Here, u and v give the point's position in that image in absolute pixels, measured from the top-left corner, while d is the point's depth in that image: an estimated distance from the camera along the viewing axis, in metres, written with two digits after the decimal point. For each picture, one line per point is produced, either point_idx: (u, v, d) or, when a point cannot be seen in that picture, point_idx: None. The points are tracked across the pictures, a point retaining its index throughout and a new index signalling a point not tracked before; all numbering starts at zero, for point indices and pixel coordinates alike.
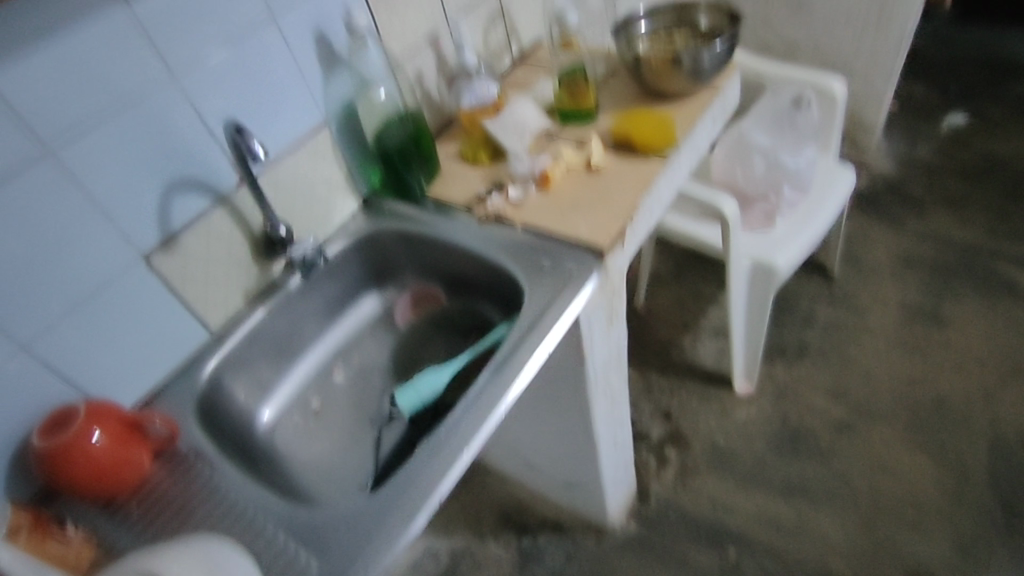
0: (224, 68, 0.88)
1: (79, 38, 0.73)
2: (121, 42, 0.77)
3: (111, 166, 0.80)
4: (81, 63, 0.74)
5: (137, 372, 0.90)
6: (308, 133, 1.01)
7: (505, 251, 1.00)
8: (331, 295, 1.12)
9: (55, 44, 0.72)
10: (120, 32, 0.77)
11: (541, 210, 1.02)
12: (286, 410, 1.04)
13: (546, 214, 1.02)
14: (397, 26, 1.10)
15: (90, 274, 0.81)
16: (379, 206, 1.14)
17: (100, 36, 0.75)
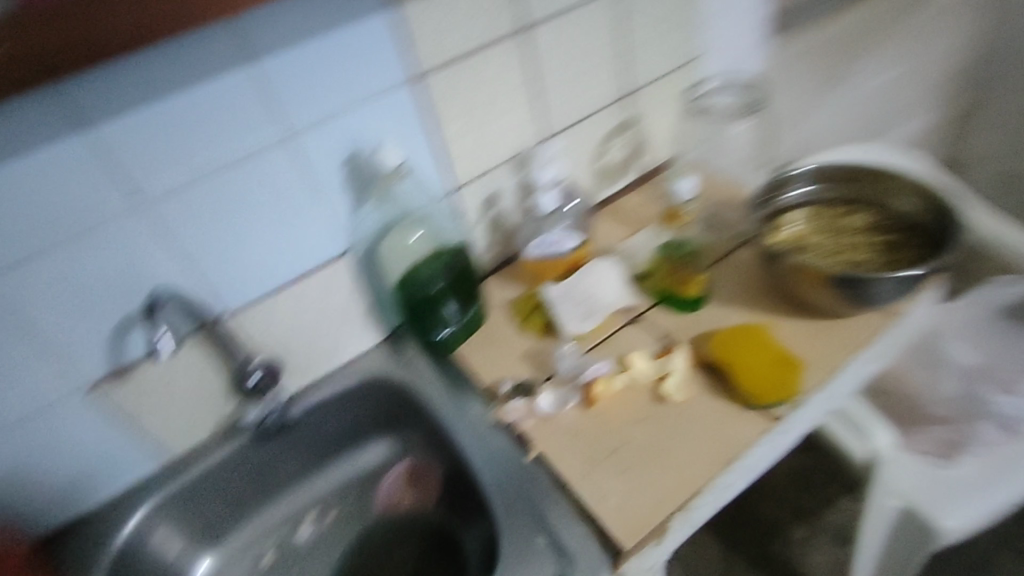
0: (213, 193, 0.72)
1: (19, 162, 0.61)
2: (75, 166, 0.63)
3: (52, 297, 0.68)
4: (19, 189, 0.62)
5: (65, 499, 0.80)
6: (320, 263, 0.84)
7: (504, 483, 0.75)
8: (323, 437, 0.94)
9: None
10: (75, 155, 0.63)
11: (568, 441, 0.75)
12: (235, 559, 0.90)
13: (572, 449, 0.74)
14: (470, 144, 0.87)
15: (16, 402, 0.71)
16: (400, 346, 0.95)
17: (48, 160, 0.62)
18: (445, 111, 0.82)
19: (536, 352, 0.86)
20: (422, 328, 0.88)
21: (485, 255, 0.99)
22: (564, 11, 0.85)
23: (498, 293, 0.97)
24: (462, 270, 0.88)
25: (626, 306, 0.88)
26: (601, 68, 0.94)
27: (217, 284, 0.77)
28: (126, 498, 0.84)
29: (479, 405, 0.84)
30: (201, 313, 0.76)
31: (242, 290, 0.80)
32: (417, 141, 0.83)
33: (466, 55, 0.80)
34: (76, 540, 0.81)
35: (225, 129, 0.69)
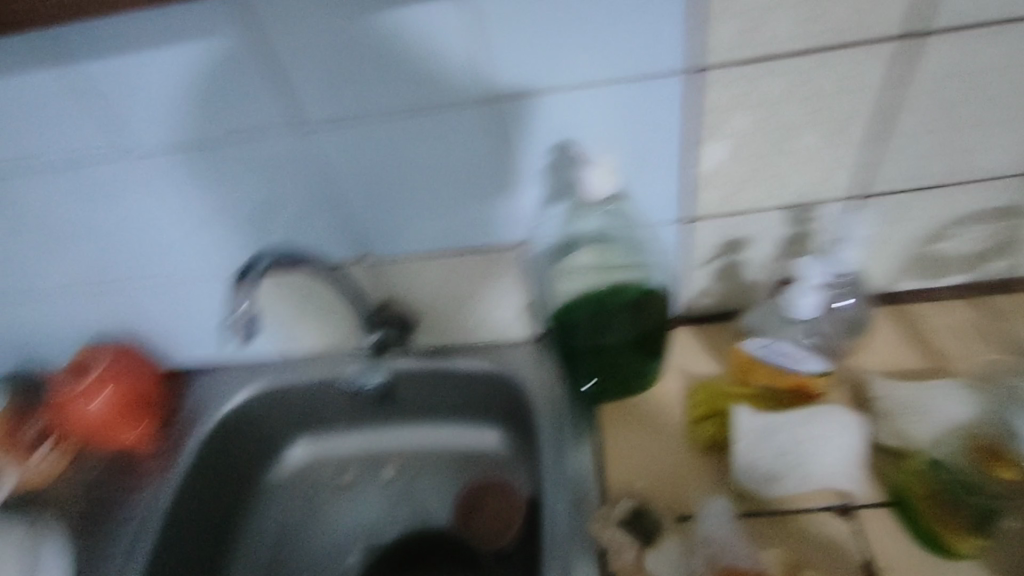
0: (379, 135, 0.59)
1: (190, 50, 0.54)
2: (240, 68, 0.55)
3: (211, 187, 0.64)
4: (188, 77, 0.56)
5: (203, 348, 0.85)
6: (486, 246, 0.68)
7: None
8: (441, 399, 0.84)
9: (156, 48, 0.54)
10: (242, 56, 0.55)
11: None
12: (324, 460, 0.89)
13: None
14: (735, 172, 0.60)
15: (171, 262, 0.73)
16: (549, 356, 0.78)
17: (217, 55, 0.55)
18: (715, 121, 0.57)
19: (686, 476, 0.64)
20: (572, 368, 0.70)
21: (697, 303, 0.74)
22: (991, 25, 0.51)
23: (689, 361, 0.73)
24: (649, 325, 0.67)
25: (841, 489, 0.59)
26: (1010, 124, 0.57)
27: (367, 228, 0.67)
28: (253, 369, 0.86)
29: (589, 494, 0.65)
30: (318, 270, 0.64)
31: (392, 243, 0.69)
32: (661, 148, 0.59)
33: (777, 56, 0.53)
34: (205, 384, 0.86)
35: (406, 67, 0.54)
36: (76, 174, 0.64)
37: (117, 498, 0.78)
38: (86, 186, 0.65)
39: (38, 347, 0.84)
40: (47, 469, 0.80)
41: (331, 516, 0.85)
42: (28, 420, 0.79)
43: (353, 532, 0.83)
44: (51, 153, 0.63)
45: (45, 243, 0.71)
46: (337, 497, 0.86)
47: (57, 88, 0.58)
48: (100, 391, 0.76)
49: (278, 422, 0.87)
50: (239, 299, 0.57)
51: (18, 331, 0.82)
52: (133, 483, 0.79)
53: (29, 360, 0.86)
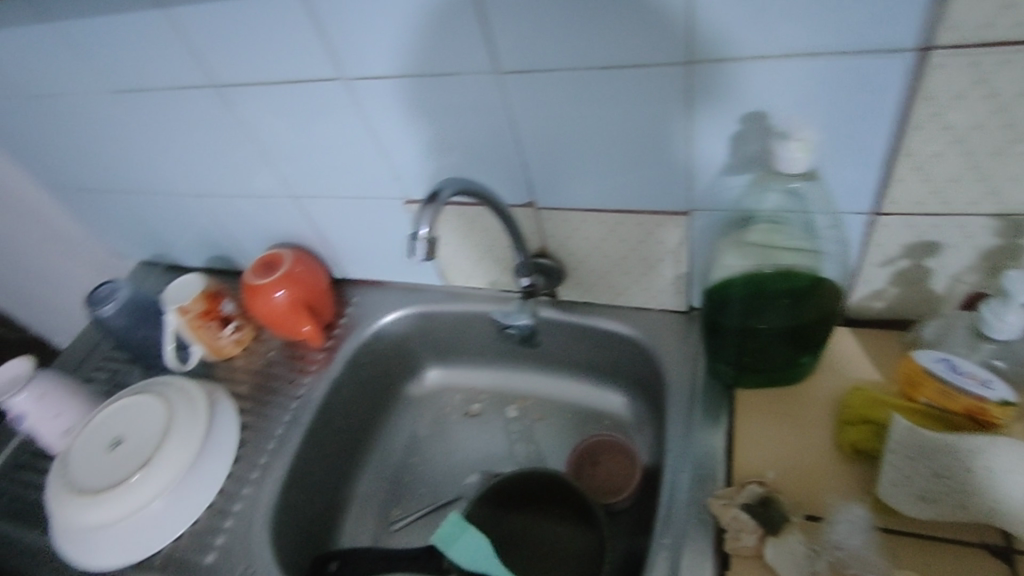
0: (569, 87, 0.60)
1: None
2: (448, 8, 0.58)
3: (404, 118, 0.69)
4: (398, 14, 0.60)
5: (370, 266, 0.93)
6: (652, 209, 0.68)
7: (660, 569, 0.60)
8: (576, 355, 0.87)
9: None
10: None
11: None
12: (457, 387, 0.96)
13: None
14: (947, 170, 0.55)
15: (358, 183, 0.80)
16: (691, 331, 0.77)
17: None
18: (936, 109, 0.51)
19: (822, 476, 0.62)
20: (716, 346, 0.69)
21: (866, 303, 0.69)
22: None
23: (845, 362, 0.69)
24: (815, 316, 0.63)
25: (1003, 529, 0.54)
26: None
27: (538, 176, 0.70)
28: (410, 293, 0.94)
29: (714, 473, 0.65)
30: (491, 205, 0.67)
31: (559, 194, 0.70)
32: (864, 133, 0.55)
33: None
34: (367, 297, 0.95)
35: (607, 22, 0.54)
36: (290, 93, 0.71)
37: (283, 381, 0.88)
38: (296, 106, 0.73)
39: (239, 241, 0.98)
40: (228, 346, 0.90)
41: (456, 438, 0.92)
42: (221, 301, 0.89)
43: (473, 458, 0.89)
44: (272, 74, 0.70)
45: (257, 152, 0.81)
46: (463, 423, 0.93)
47: (286, 17, 0.63)
48: (286, 288, 0.86)
49: (423, 344, 0.95)
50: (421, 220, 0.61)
51: (226, 225, 0.96)
52: (298, 371, 0.89)
53: (232, 250, 1.00)
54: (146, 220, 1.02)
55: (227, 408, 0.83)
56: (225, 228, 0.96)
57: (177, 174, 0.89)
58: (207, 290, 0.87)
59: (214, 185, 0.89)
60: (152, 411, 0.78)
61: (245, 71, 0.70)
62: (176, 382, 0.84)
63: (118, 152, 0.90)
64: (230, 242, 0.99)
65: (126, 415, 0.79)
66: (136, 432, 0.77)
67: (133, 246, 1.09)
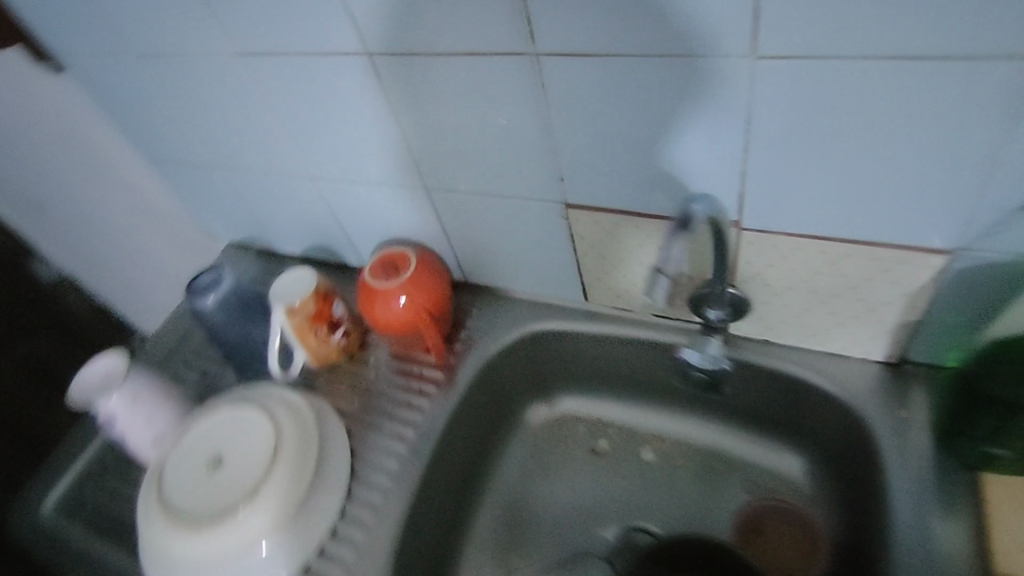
0: (842, 85, 0.45)
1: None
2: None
3: (593, 109, 0.56)
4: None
5: (498, 273, 0.81)
6: (902, 245, 0.53)
7: None
8: (739, 398, 0.74)
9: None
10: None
11: None
12: (582, 417, 0.84)
13: None
14: None
15: (509, 181, 0.67)
16: (904, 391, 0.63)
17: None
18: None
19: None
20: (966, 421, 0.56)
21: None
22: None
23: None
24: None
25: None
26: None
27: (754, 193, 0.55)
28: (542, 308, 0.82)
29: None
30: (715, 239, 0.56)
31: (780, 217, 0.56)
32: None
33: None
34: (491, 307, 0.84)
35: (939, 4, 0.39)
36: (452, 71, 0.59)
37: (395, 397, 0.78)
38: (459, 84, 0.60)
39: (350, 231, 0.87)
40: (336, 352, 0.80)
41: (585, 479, 0.80)
42: (334, 302, 0.79)
43: (605, 503, 0.78)
44: (438, 43, 0.57)
45: (395, 134, 0.69)
46: (589, 460, 0.81)
47: None
48: (410, 294, 0.74)
49: (549, 365, 0.83)
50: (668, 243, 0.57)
51: (338, 213, 0.85)
52: (412, 387, 0.78)
53: (339, 242, 0.90)
54: (247, 200, 0.91)
55: (331, 421, 0.74)
56: (336, 216, 0.85)
57: (293, 152, 0.78)
58: (320, 289, 0.77)
59: (334, 167, 0.77)
60: (256, 425, 0.70)
61: (406, 37, 0.58)
62: (277, 395, 0.75)
63: (229, 122, 0.79)
64: (339, 233, 0.88)
65: (226, 431, 0.70)
66: (240, 450, 0.68)
67: (229, 226, 0.99)
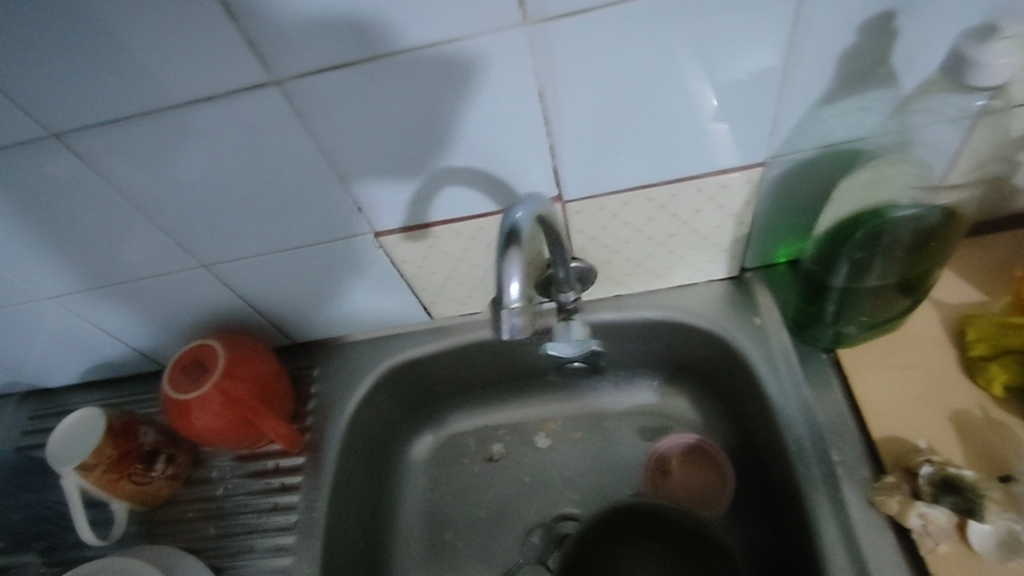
0: (622, 28, 0.42)
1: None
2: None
3: (367, 121, 0.47)
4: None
5: (326, 322, 0.71)
6: (719, 168, 0.52)
7: None
8: (609, 354, 0.73)
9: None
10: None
11: None
12: (465, 432, 0.78)
13: None
14: None
15: (302, 226, 0.57)
16: (750, 298, 0.66)
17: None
18: None
19: (978, 429, 0.53)
20: (812, 311, 0.58)
21: None
22: None
23: (939, 287, 0.60)
24: (938, 250, 0.51)
25: None
26: None
27: (570, 161, 0.51)
28: (387, 340, 0.73)
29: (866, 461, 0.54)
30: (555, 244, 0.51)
31: (597, 178, 0.53)
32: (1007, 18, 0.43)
33: None
34: (329, 361, 0.73)
35: None
36: (182, 120, 0.47)
37: (255, 506, 0.65)
38: (199, 137, 0.48)
39: (130, 338, 0.70)
40: (162, 485, 0.65)
41: (490, 496, 0.74)
42: (136, 432, 0.63)
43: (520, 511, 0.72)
44: (153, 94, 0.45)
45: (142, 215, 0.55)
46: (489, 474, 0.75)
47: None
48: (228, 389, 0.62)
49: (413, 396, 0.75)
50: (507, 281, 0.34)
51: (107, 324, 0.68)
52: (271, 487, 0.66)
53: (120, 353, 0.72)
54: None
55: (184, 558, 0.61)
56: (105, 328, 0.68)
57: (12, 272, 0.60)
58: (112, 427, 0.61)
59: (77, 274, 0.61)
60: None
61: (106, 97, 0.45)
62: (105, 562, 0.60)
63: None
64: (114, 344, 0.71)
65: None
66: None
67: None
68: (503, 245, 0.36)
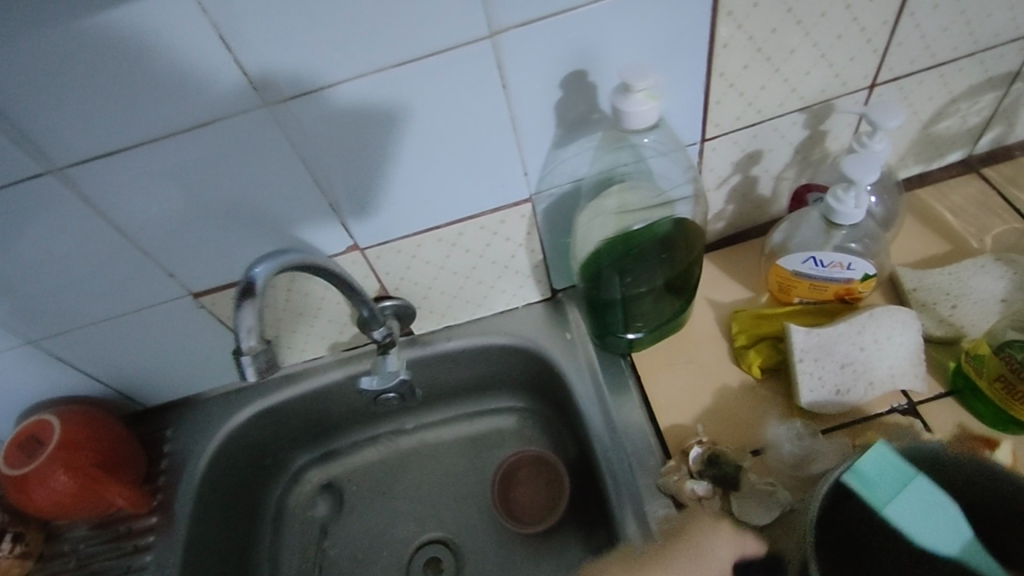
0: (361, 100, 0.49)
1: (102, 21, 0.41)
2: (180, 39, 0.43)
3: (156, 193, 0.53)
4: (101, 63, 0.44)
5: (174, 383, 0.74)
6: (490, 207, 0.60)
7: None
8: (451, 382, 0.78)
9: (52, 30, 0.41)
10: (174, 22, 0.42)
11: None
12: (329, 474, 0.82)
13: None
14: (751, 83, 0.56)
15: (121, 295, 0.61)
16: (563, 316, 0.73)
17: (133, 28, 0.42)
18: (732, 27, 0.51)
19: (744, 407, 0.61)
20: (603, 322, 0.66)
21: (711, 227, 0.71)
22: None
23: (713, 288, 0.69)
24: (681, 254, 0.60)
25: (903, 388, 0.58)
26: None
27: (358, 213, 0.58)
28: (237, 394, 0.76)
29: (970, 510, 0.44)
30: (347, 285, 0.57)
31: (386, 223, 0.59)
32: (683, 68, 0.53)
33: None
34: (183, 421, 0.75)
35: (386, 15, 0.44)
36: None
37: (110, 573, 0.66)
38: None
39: None
40: (11, 565, 0.66)
41: (371, 539, 0.76)
42: None
43: (401, 552, 0.75)
44: None
45: None
46: (351, 511, 0.79)
47: None
48: (68, 458, 0.64)
49: (270, 444, 0.78)
50: (240, 333, 0.41)
51: None
52: (125, 550, 0.68)
53: None
54: None
55: None
56: None
57: None
58: None
59: None
60: None
61: None
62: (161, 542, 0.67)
63: None
64: None
65: None
66: None
67: None
68: (239, 298, 0.42)
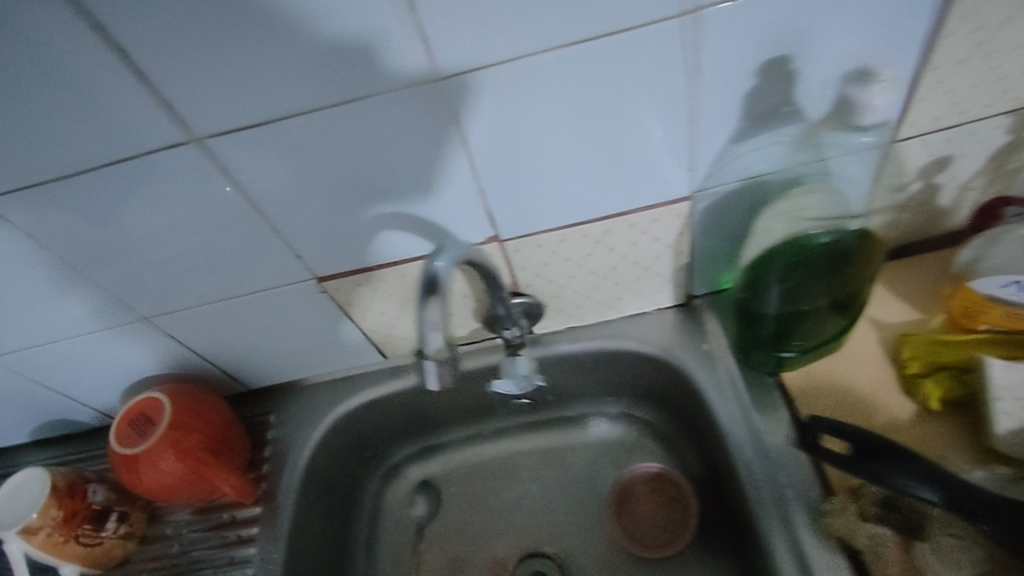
0: (535, 78, 0.44)
1: None
2: None
3: (300, 170, 0.49)
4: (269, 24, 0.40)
5: (280, 368, 0.71)
6: (645, 205, 0.55)
7: None
8: (565, 386, 0.73)
9: None
10: None
11: None
12: (425, 472, 0.78)
13: None
14: (966, 78, 0.48)
15: (244, 276, 0.58)
16: (697, 325, 0.67)
17: None
18: (964, 12, 0.44)
19: (919, 445, 0.54)
20: (753, 337, 0.60)
21: None
22: None
23: (875, 307, 0.62)
24: (860, 267, 0.53)
25: None
26: None
27: (505, 202, 0.53)
28: (342, 383, 0.73)
29: None
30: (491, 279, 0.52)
31: (532, 216, 0.54)
32: (895, 57, 0.46)
33: None
34: (286, 408, 0.73)
35: None
36: (112, 180, 0.47)
37: (211, 561, 0.64)
38: (133, 196, 0.49)
39: (79, 394, 0.69)
40: (115, 545, 0.64)
41: (470, 546, 0.72)
42: (85, 491, 0.62)
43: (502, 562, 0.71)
44: (79, 155, 0.46)
45: (80, 274, 0.55)
46: (448, 513, 0.75)
47: (87, 62, 0.41)
48: (176, 439, 0.62)
49: (371, 437, 0.75)
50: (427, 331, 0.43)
51: (54, 382, 0.67)
52: (227, 539, 0.65)
53: (69, 410, 0.71)
54: None
55: None
56: (53, 386, 0.68)
57: None
58: (57, 487, 0.60)
59: (17, 334, 0.61)
60: None
61: (32, 161, 0.46)
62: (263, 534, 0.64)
63: None
64: (63, 401, 0.70)
65: None
66: None
67: None
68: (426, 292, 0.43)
